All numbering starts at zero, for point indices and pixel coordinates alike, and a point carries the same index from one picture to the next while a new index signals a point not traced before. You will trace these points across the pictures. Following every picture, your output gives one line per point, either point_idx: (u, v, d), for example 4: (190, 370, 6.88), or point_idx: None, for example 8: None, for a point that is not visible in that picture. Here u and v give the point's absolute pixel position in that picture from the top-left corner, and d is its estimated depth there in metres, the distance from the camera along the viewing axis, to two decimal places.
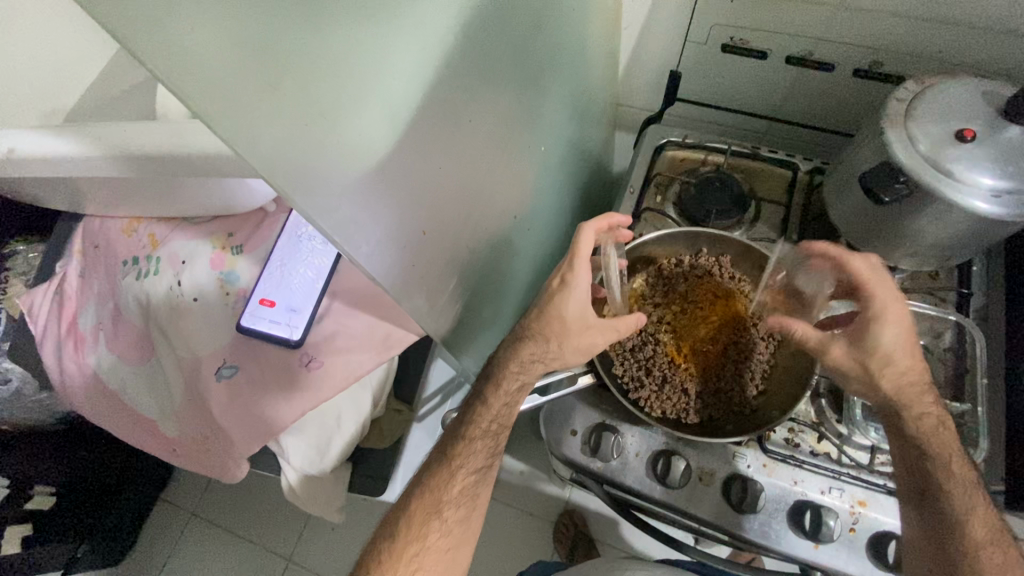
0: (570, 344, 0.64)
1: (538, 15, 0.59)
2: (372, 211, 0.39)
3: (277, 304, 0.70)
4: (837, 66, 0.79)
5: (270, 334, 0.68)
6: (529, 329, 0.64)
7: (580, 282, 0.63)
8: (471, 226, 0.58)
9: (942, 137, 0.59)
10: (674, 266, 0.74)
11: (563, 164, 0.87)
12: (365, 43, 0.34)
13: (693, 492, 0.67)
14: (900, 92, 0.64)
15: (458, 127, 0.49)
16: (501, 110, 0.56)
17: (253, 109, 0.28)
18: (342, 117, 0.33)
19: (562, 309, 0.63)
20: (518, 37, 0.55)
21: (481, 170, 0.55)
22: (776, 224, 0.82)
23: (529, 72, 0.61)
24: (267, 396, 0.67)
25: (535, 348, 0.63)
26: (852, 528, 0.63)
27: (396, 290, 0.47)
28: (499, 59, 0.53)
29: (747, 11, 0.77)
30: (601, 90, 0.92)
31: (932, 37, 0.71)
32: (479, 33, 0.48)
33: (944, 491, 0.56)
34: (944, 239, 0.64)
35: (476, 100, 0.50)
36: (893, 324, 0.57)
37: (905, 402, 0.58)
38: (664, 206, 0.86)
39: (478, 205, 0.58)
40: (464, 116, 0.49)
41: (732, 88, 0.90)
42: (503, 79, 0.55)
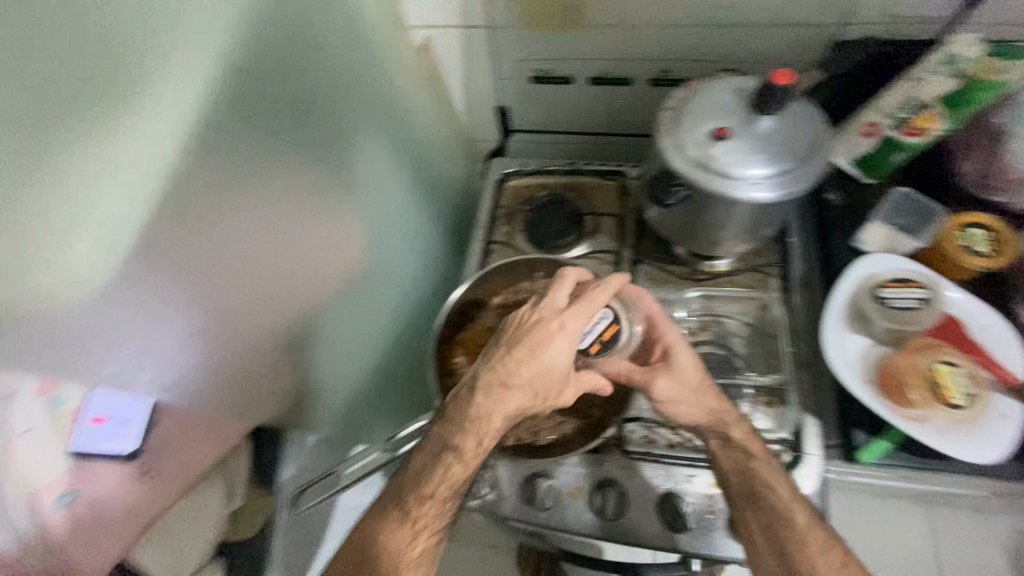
0: (553, 399, 0.60)
1: (302, 103, 0.63)
2: (120, 325, 0.49)
3: (107, 420, 0.74)
4: (634, 79, 0.85)
5: (104, 451, 0.73)
6: (515, 378, 0.58)
7: (575, 331, 0.59)
8: (269, 305, 0.65)
9: (704, 139, 0.64)
10: (515, 293, 0.75)
11: (414, 213, 0.90)
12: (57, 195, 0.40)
13: (565, 509, 0.70)
14: (669, 101, 0.68)
15: (217, 231, 0.55)
16: (277, 201, 0.61)
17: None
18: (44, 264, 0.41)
19: (552, 361, 0.58)
20: (278, 129, 0.60)
21: (264, 257, 0.61)
22: (615, 233, 0.87)
23: (312, 151, 0.65)
24: (108, 513, 0.71)
25: (522, 401, 0.58)
26: (710, 509, 0.67)
27: (167, 369, 0.57)
28: (255, 145, 0.57)
29: (538, 45, 0.82)
30: (440, 135, 0.96)
31: (699, 40, 0.78)
32: (218, 146, 0.53)
33: (765, 484, 0.63)
34: (734, 225, 0.70)
35: (235, 203, 0.56)
36: (684, 352, 0.66)
37: (723, 419, 0.65)
38: (513, 235, 0.88)
39: (273, 288, 0.64)
40: (220, 220, 0.55)
41: (558, 113, 0.94)
42: (271, 172, 0.60)
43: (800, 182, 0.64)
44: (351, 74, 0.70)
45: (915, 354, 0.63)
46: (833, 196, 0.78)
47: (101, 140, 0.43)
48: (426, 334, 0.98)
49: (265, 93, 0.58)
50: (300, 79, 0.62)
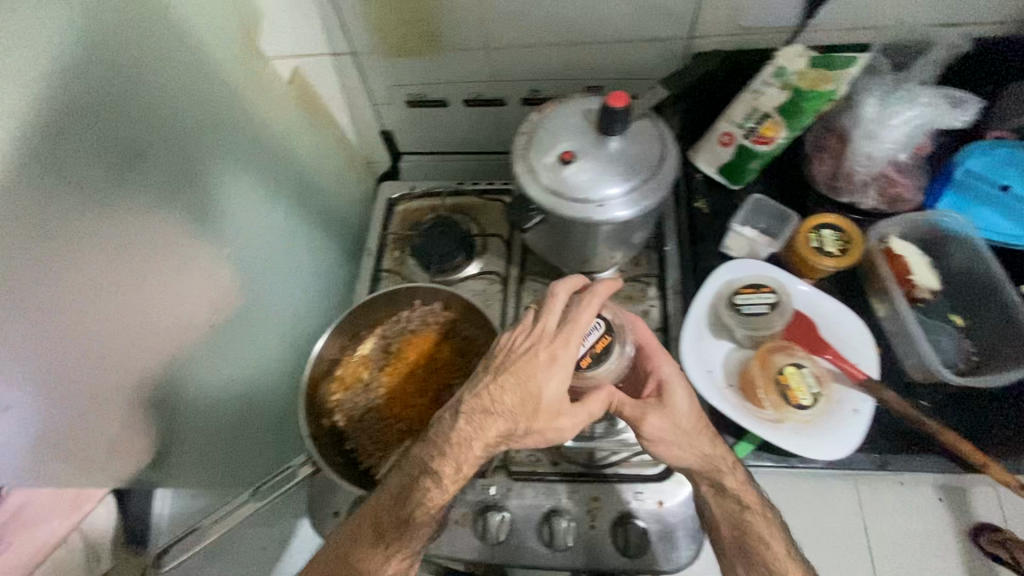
0: (539, 430, 0.54)
1: (130, 148, 0.60)
2: None
3: None
4: (506, 99, 0.86)
5: None
6: (498, 404, 0.53)
7: (566, 358, 0.55)
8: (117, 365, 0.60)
9: (553, 164, 0.66)
10: (394, 325, 0.75)
11: (299, 244, 0.89)
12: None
13: (453, 536, 0.70)
14: (524, 125, 0.69)
15: (36, 300, 0.50)
16: (109, 256, 0.57)
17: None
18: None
19: (540, 389, 0.54)
20: (104, 179, 0.57)
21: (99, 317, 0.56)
22: (502, 252, 0.87)
23: (150, 198, 0.63)
24: None
25: (502, 427, 0.53)
26: (592, 524, 0.68)
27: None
28: (83, 196, 0.54)
29: (405, 70, 0.82)
30: (327, 163, 0.95)
31: (559, 60, 0.79)
32: (28, 205, 0.48)
33: (760, 540, 0.59)
34: (597, 240, 0.72)
35: (54, 266, 0.51)
36: (682, 386, 0.60)
37: (716, 469, 0.60)
38: (402, 261, 0.88)
39: (115, 347, 0.59)
40: (39, 285, 0.50)
41: (442, 135, 0.94)
42: (101, 224, 0.56)
43: (650, 199, 0.65)
44: (192, 113, 0.69)
45: (765, 358, 0.65)
46: (702, 204, 0.80)
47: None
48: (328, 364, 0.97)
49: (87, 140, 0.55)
50: (125, 124, 0.60)
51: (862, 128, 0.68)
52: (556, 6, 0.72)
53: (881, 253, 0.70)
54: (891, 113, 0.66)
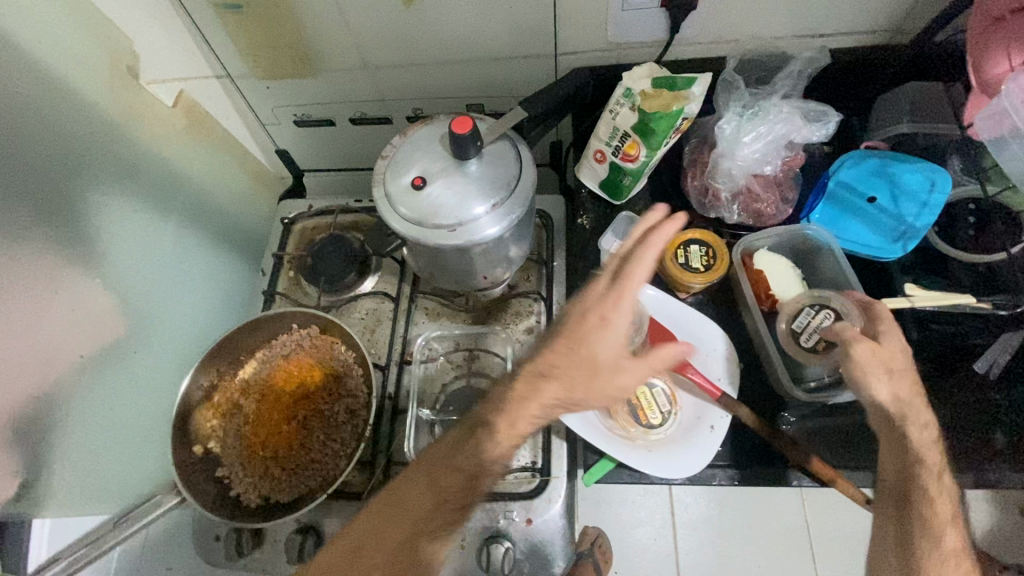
0: (597, 391, 0.53)
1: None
2: None
3: None
4: (391, 117, 0.86)
5: None
6: (554, 367, 0.53)
7: (621, 322, 0.52)
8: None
9: (408, 189, 0.66)
10: (270, 350, 0.75)
11: (195, 266, 0.90)
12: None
13: None
14: (385, 150, 0.69)
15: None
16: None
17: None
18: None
19: (594, 350, 0.53)
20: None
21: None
22: (395, 270, 0.88)
23: (5, 236, 0.62)
24: None
25: (559, 391, 0.53)
26: (463, 544, 0.69)
27: None
28: None
29: (286, 91, 0.83)
30: (227, 183, 0.95)
31: (432, 80, 0.79)
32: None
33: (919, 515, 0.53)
34: (468, 261, 0.72)
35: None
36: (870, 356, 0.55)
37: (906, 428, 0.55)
38: (298, 280, 0.89)
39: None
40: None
41: (338, 152, 0.95)
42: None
43: (505, 223, 0.65)
44: (52, 147, 0.68)
45: None
46: (584, 220, 0.81)
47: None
48: None
49: None
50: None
51: (720, 146, 0.68)
52: (415, 29, 0.72)
53: (741, 269, 0.70)
54: (745, 129, 0.66)
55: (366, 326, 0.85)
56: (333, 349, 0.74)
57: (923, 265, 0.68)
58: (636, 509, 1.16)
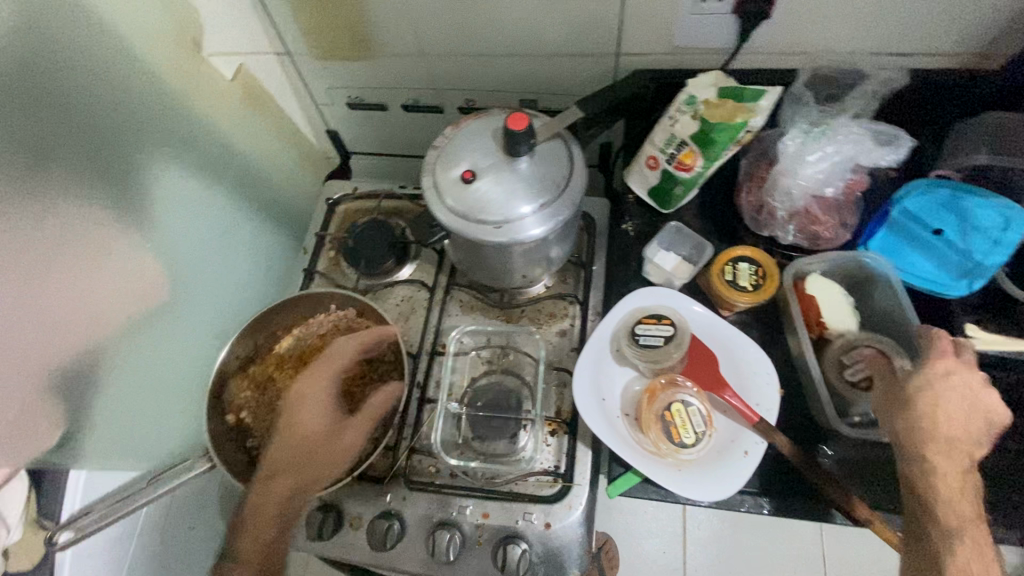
0: (322, 454, 0.67)
1: (40, 148, 0.61)
2: None
3: None
4: (443, 107, 0.85)
5: None
6: (291, 440, 0.68)
7: (308, 398, 0.69)
8: (15, 358, 0.61)
9: (457, 181, 0.65)
10: (307, 328, 0.76)
11: (239, 238, 0.91)
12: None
13: (346, 538, 0.71)
14: (437, 140, 0.69)
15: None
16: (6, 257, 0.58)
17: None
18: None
19: (299, 425, 0.68)
20: (12, 177, 0.58)
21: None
22: (433, 260, 0.88)
23: (65, 195, 0.64)
24: None
25: (292, 458, 0.66)
26: (480, 539, 0.69)
27: None
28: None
29: (342, 73, 0.83)
30: (276, 159, 0.97)
31: (489, 71, 0.78)
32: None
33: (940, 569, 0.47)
34: (510, 259, 0.71)
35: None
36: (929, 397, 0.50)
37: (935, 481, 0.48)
38: (337, 262, 0.90)
39: (14, 342, 0.61)
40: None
41: (387, 138, 0.95)
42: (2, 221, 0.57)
43: (552, 223, 0.64)
44: (113, 111, 0.70)
45: (654, 393, 0.65)
46: (629, 227, 0.79)
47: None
48: None
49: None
50: (35, 124, 0.61)
51: (781, 163, 0.66)
52: (477, 19, 0.71)
53: (792, 292, 0.68)
54: (810, 147, 0.64)
55: (400, 313, 0.85)
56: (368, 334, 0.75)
57: (987, 306, 0.65)
58: (649, 519, 1.14)
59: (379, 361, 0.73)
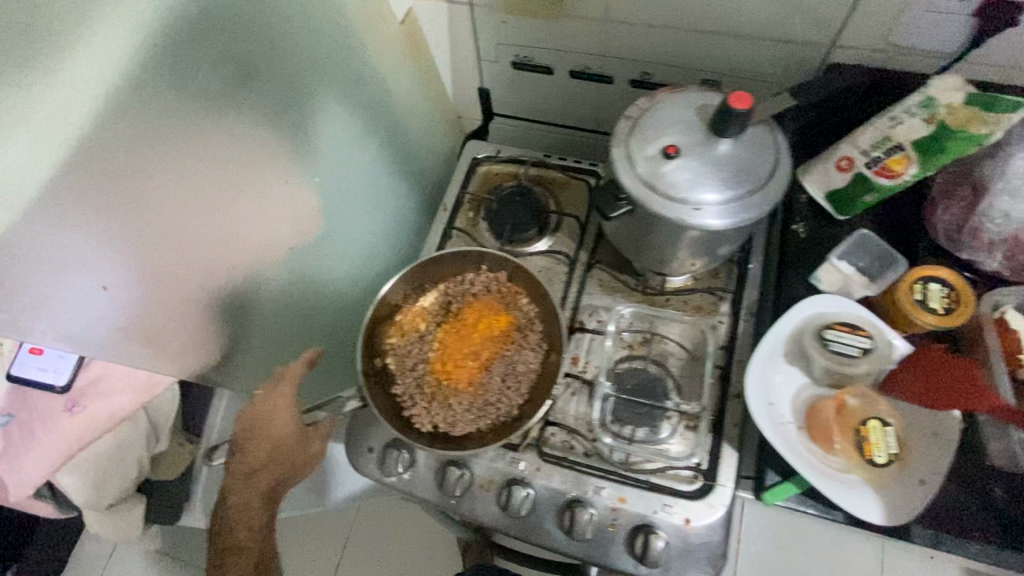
0: (267, 456, 0.71)
1: (241, 66, 0.62)
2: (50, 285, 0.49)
3: (47, 356, 0.81)
4: (614, 77, 0.81)
5: (39, 382, 0.80)
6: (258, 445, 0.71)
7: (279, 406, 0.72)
8: (192, 268, 0.62)
9: (654, 154, 0.62)
10: (456, 284, 0.76)
11: (381, 186, 0.90)
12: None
13: (474, 498, 0.71)
14: (630, 110, 0.66)
15: (132, 194, 0.53)
16: (201, 168, 0.59)
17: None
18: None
19: (263, 426, 0.72)
20: (211, 92, 0.58)
21: (184, 222, 0.59)
22: (575, 234, 0.85)
23: (253, 116, 0.64)
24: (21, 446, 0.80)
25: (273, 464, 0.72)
26: (613, 523, 0.68)
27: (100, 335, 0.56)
28: (195, 91, 0.57)
29: (518, 30, 0.79)
30: (420, 111, 0.95)
31: (679, 44, 0.74)
32: (135, 101, 0.51)
33: None
34: (683, 244, 0.68)
35: (151, 168, 0.54)
36: None
37: None
38: (475, 223, 0.88)
39: (194, 256, 0.61)
40: (134, 184, 0.53)
41: (540, 103, 0.91)
42: (202, 131, 0.58)
43: (750, 213, 0.61)
44: (300, 38, 0.69)
45: (842, 403, 0.62)
46: (800, 228, 0.75)
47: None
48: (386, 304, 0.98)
49: (205, 54, 0.57)
50: (238, 43, 0.61)
51: (1008, 182, 0.63)
52: None
53: (990, 325, 0.63)
54: None
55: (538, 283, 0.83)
56: (518, 299, 0.74)
57: None
58: None
59: (529, 328, 0.72)
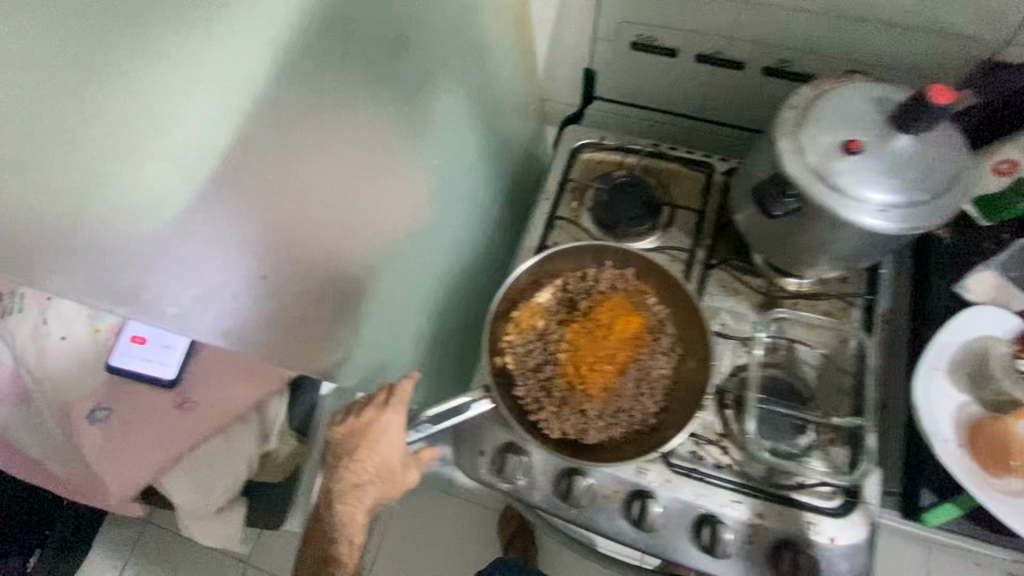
0: (364, 479, 0.62)
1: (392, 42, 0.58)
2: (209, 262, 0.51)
3: (150, 342, 0.76)
4: (747, 65, 0.76)
5: (143, 372, 0.75)
6: (362, 470, 0.61)
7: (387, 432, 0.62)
8: (320, 251, 0.58)
9: (830, 149, 0.58)
10: (578, 280, 0.70)
11: (478, 171, 0.84)
12: (108, 106, 0.42)
13: (598, 509, 0.67)
14: (794, 99, 0.61)
15: (273, 171, 0.51)
16: (345, 148, 0.55)
17: (43, 199, 0.44)
18: (118, 170, 0.44)
19: (367, 451, 0.61)
20: (359, 69, 0.55)
21: (327, 204, 0.56)
22: (690, 229, 0.80)
23: (396, 96, 0.59)
24: (127, 445, 0.73)
25: (375, 488, 0.63)
26: (751, 540, 0.64)
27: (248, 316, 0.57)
28: (347, 70, 0.54)
29: (651, 8, 0.73)
30: (517, 91, 0.88)
31: (831, 31, 0.69)
32: (292, 78, 0.50)
33: None
34: (836, 247, 0.64)
35: (296, 148, 0.52)
36: None
37: None
38: (579, 213, 0.83)
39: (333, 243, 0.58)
40: (282, 163, 0.52)
41: (651, 89, 0.86)
42: (349, 110, 0.55)
43: (933, 219, 0.56)
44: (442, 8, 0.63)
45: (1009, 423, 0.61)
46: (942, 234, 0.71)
47: (174, 52, 0.44)
48: (470, 296, 0.92)
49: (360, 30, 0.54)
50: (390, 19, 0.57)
51: None
52: None
53: None
54: None
55: None
56: (650, 298, 0.69)
57: None
58: None
59: (663, 330, 0.67)
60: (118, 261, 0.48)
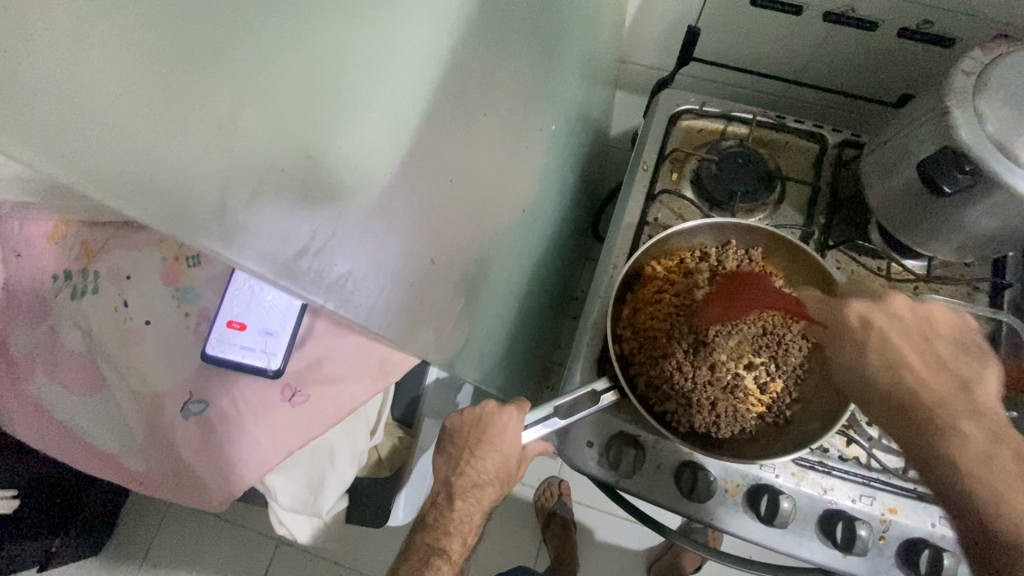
0: (482, 479, 0.58)
1: None
2: (386, 244, 0.35)
3: (249, 328, 0.75)
4: (881, 25, 0.68)
5: (246, 362, 0.74)
6: (484, 475, 0.58)
7: (502, 447, 0.56)
8: (477, 228, 0.46)
9: (1018, 120, 0.51)
10: (699, 260, 0.65)
11: (572, 139, 0.77)
12: (269, 53, 0.27)
13: (718, 502, 0.64)
14: (966, 63, 0.55)
15: (458, 134, 0.40)
16: (509, 106, 0.46)
17: (227, 151, 0.26)
18: (336, 122, 0.30)
19: (483, 458, 0.57)
20: (526, 15, 0.46)
21: (492, 170, 0.46)
22: (802, 205, 0.75)
23: (542, 50, 0.51)
24: (225, 438, 0.72)
25: (493, 492, 0.59)
26: (882, 535, 0.61)
27: (401, 331, 0.39)
28: (519, 17, 0.45)
29: None
30: (609, 49, 0.80)
31: None
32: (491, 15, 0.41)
33: None
34: (996, 231, 0.58)
35: (480, 100, 0.41)
36: None
37: None
38: (681, 185, 0.76)
39: (489, 213, 0.48)
40: (469, 120, 0.41)
41: (757, 51, 0.79)
42: (515, 59, 0.46)
43: None
44: None
45: None
46: None
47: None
48: (547, 274, 0.86)
49: None
50: None
51: None
52: None
53: None
54: None
55: None
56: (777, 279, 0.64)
57: None
58: None
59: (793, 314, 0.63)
60: (315, 240, 0.30)
